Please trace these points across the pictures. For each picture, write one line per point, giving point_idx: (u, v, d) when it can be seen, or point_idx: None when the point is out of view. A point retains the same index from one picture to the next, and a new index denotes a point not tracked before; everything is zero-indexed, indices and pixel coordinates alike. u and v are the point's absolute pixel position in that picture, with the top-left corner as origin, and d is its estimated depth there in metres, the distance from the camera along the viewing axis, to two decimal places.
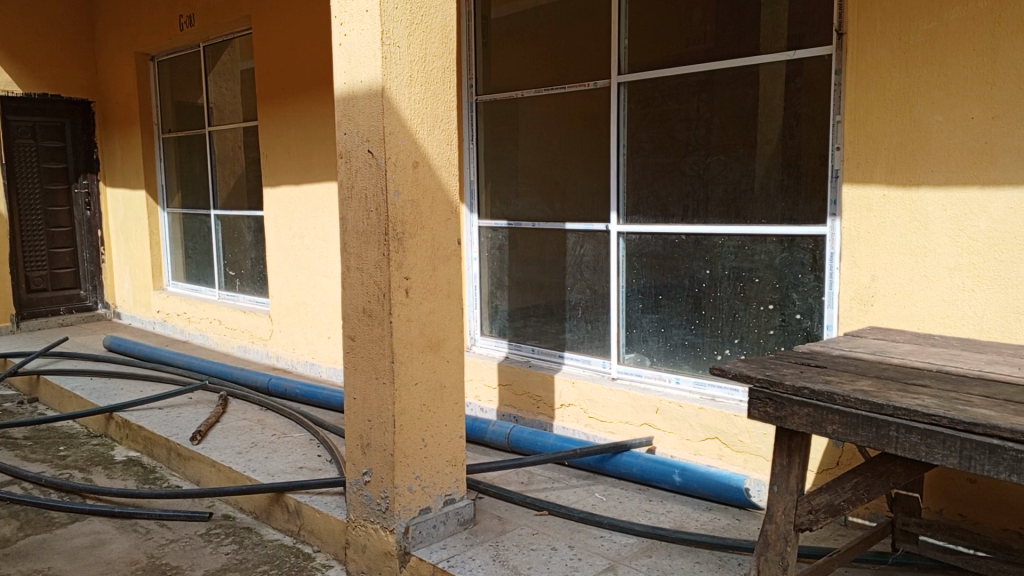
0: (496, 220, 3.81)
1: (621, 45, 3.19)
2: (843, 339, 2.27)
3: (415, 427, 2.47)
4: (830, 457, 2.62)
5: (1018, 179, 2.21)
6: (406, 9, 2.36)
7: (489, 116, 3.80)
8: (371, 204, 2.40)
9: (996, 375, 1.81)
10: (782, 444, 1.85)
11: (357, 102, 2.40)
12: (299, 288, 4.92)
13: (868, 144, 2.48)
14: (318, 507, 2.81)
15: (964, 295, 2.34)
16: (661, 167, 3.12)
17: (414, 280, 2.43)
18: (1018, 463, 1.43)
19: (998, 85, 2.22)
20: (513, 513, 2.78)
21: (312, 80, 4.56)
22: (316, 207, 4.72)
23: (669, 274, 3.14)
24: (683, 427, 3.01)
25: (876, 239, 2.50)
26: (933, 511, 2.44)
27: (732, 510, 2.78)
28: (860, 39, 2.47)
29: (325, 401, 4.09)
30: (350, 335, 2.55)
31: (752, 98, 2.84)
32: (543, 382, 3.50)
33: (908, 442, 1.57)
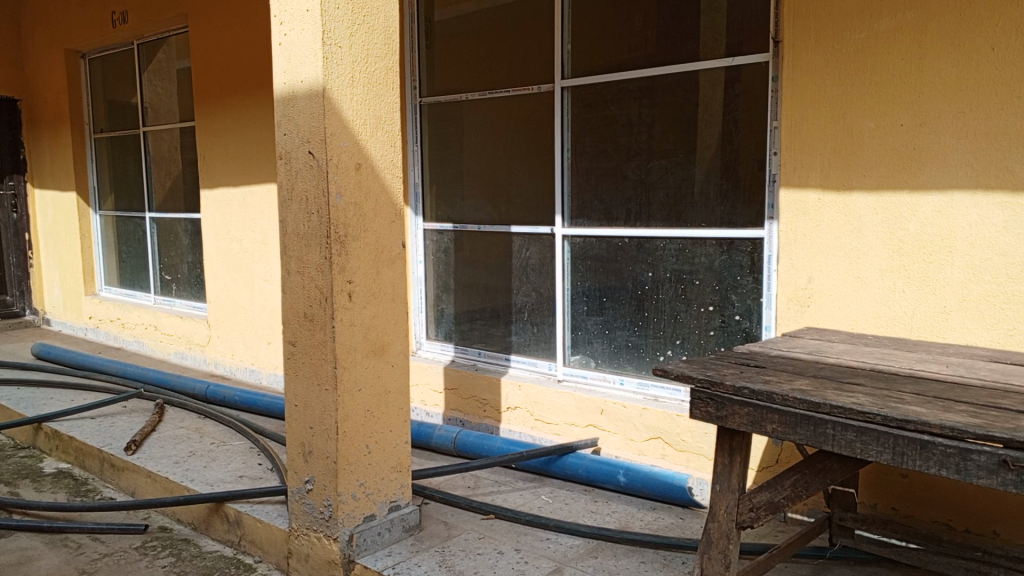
0: (441, 223, 3.79)
1: (564, 50, 3.21)
2: (781, 339, 2.31)
3: (358, 433, 2.44)
4: (769, 455, 2.68)
5: (944, 184, 2.29)
6: (347, 9, 2.33)
7: (433, 119, 3.78)
8: (312, 206, 2.36)
9: (927, 373, 1.87)
10: (723, 443, 1.89)
11: (297, 102, 2.36)
12: (238, 292, 4.81)
13: (804, 150, 2.54)
14: (259, 516, 2.75)
15: (895, 296, 2.42)
16: (604, 171, 3.15)
17: (357, 284, 2.39)
18: (948, 458, 1.48)
19: (926, 94, 2.30)
20: (459, 518, 2.76)
21: (251, 81, 4.47)
22: (255, 210, 4.62)
23: (613, 277, 3.17)
24: (626, 427, 3.04)
25: (811, 241, 2.57)
26: (867, 506, 2.51)
27: (676, 509, 2.81)
28: (795, 47, 2.54)
29: (266, 408, 4.00)
30: (291, 341, 2.50)
31: (692, 104, 2.88)
32: (489, 385, 3.50)
33: (845, 439, 1.62)
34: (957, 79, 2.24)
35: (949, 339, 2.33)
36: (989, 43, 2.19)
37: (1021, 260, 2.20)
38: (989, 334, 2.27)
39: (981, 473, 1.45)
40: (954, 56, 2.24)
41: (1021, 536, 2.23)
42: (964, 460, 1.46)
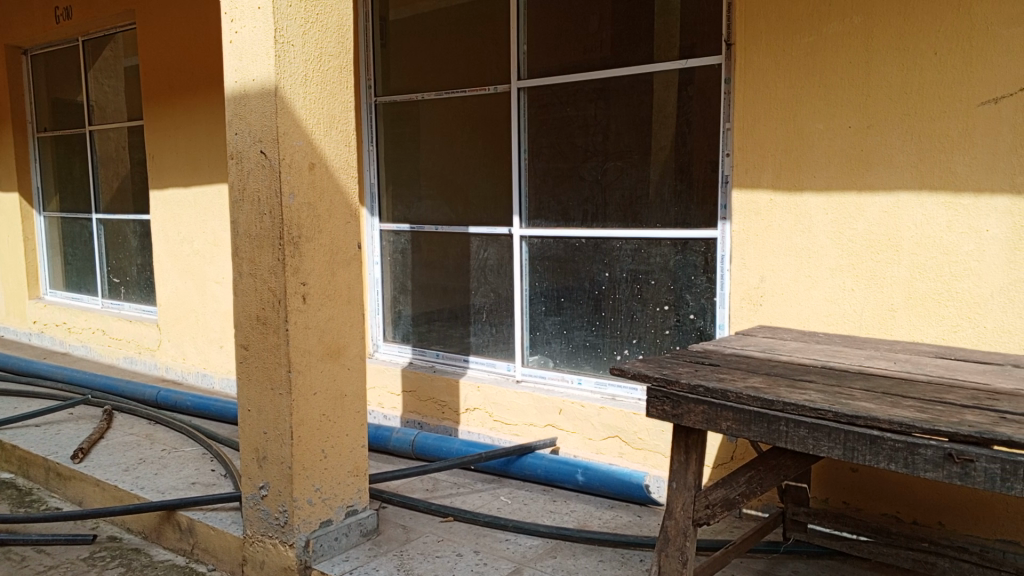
0: (398, 224, 3.76)
1: (519, 51, 3.21)
2: (735, 337, 2.35)
3: (314, 438, 2.40)
4: (724, 452, 2.72)
5: (890, 185, 2.35)
6: (299, 7, 2.29)
7: (389, 119, 3.75)
8: (264, 207, 2.32)
9: (875, 369, 1.92)
10: (679, 441, 1.90)
11: (249, 101, 2.31)
12: (189, 295, 4.71)
13: (756, 151, 2.58)
14: (212, 523, 2.69)
15: (844, 294, 2.47)
16: (561, 172, 3.16)
17: (312, 286, 2.36)
18: (896, 452, 1.51)
19: (872, 97, 2.35)
20: (417, 521, 2.74)
21: (202, 79, 4.38)
22: (207, 211, 4.53)
23: (570, 277, 3.18)
24: (585, 426, 3.05)
25: (763, 241, 2.61)
26: (819, 500, 2.56)
27: (633, 507, 2.83)
28: (747, 50, 2.58)
29: (218, 414, 3.93)
30: (243, 344, 2.46)
31: (647, 105, 2.90)
32: (447, 387, 3.48)
33: (797, 435, 1.64)
34: (902, 83, 2.30)
35: (896, 336, 2.39)
36: (931, 47, 2.25)
37: (962, 258, 2.27)
38: (934, 331, 2.33)
39: (927, 467, 1.48)
40: (899, 60, 2.30)
41: (965, 526, 2.30)
42: (911, 454, 1.50)
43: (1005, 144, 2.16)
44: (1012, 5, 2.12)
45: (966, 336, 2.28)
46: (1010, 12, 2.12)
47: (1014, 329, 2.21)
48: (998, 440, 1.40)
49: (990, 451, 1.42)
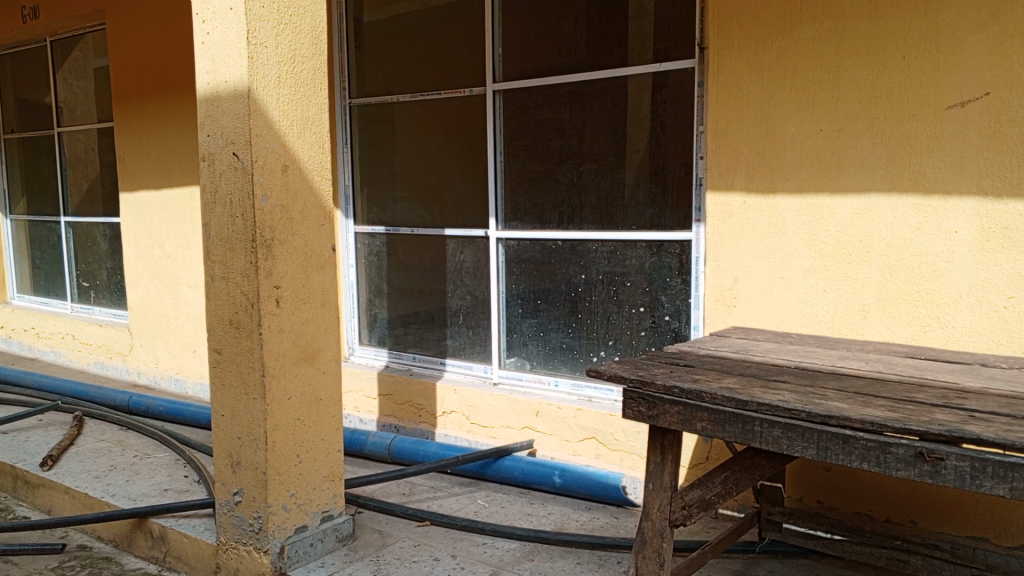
0: (373, 226, 3.75)
1: (494, 53, 3.21)
2: (710, 338, 2.36)
3: (288, 443, 2.38)
4: (700, 453, 2.74)
5: (861, 187, 2.38)
6: (272, 8, 2.28)
7: (364, 121, 3.73)
8: (236, 210, 2.29)
9: (848, 369, 1.94)
10: (656, 442, 1.91)
11: (221, 103, 2.29)
12: (160, 299, 4.65)
13: (729, 154, 2.61)
14: (185, 531, 2.65)
15: (817, 295, 2.50)
16: (537, 174, 3.16)
17: (285, 289, 2.34)
18: (868, 451, 1.53)
19: (843, 100, 2.38)
20: (393, 525, 2.72)
21: (174, 80, 4.32)
22: (179, 214, 4.47)
23: (547, 279, 3.18)
24: (562, 428, 3.05)
25: (737, 243, 2.63)
26: (794, 499, 2.58)
27: (610, 508, 2.84)
28: (720, 53, 2.60)
29: (191, 419, 3.88)
30: (216, 349, 2.43)
31: (621, 108, 2.91)
32: (424, 390, 3.46)
33: (771, 436, 1.65)
34: (872, 86, 2.33)
35: (868, 336, 2.42)
36: (900, 51, 2.28)
37: (932, 259, 2.30)
38: (905, 331, 2.36)
39: (899, 466, 1.50)
40: (869, 64, 2.33)
41: (936, 524, 2.34)
42: (883, 453, 1.51)
43: (973, 147, 2.19)
44: (977, 10, 2.16)
45: (936, 336, 2.32)
46: (976, 17, 2.16)
47: (982, 329, 2.25)
48: (968, 439, 1.42)
49: (959, 450, 1.44)
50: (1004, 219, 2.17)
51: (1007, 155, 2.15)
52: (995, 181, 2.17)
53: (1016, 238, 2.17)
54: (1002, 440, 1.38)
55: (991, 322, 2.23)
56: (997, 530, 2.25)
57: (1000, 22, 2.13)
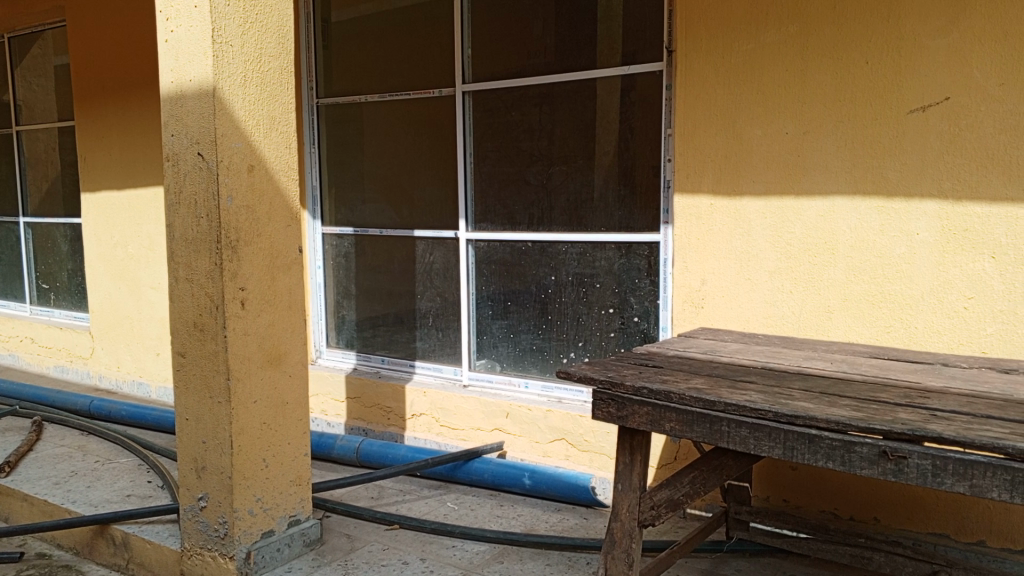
0: (341, 227, 3.72)
1: (464, 54, 3.20)
2: (678, 339, 2.38)
3: (254, 447, 2.35)
4: (668, 453, 2.75)
5: (827, 190, 2.41)
6: (238, 7, 2.25)
7: (332, 121, 3.70)
8: (201, 210, 2.26)
9: (813, 370, 1.96)
10: (625, 442, 1.92)
11: (185, 102, 2.25)
12: (123, 301, 4.56)
13: (696, 156, 2.63)
14: (148, 537, 2.59)
15: (783, 296, 2.53)
16: (506, 175, 3.16)
17: (251, 291, 2.31)
18: (833, 450, 1.55)
19: (808, 104, 2.41)
20: (362, 529, 2.70)
21: (137, 79, 4.25)
22: (142, 214, 4.39)
23: (517, 281, 3.18)
24: (531, 430, 3.05)
25: (704, 245, 2.65)
26: (761, 498, 2.61)
27: (580, 509, 2.84)
28: (687, 56, 2.62)
29: (155, 423, 3.81)
30: (180, 352, 2.39)
31: (590, 110, 2.92)
32: (393, 393, 3.44)
33: (739, 435, 1.67)
34: (836, 90, 2.36)
35: (832, 336, 2.45)
36: (863, 56, 2.32)
37: (895, 261, 2.34)
38: (868, 331, 2.40)
39: (864, 464, 1.52)
40: (833, 68, 2.36)
41: (899, 521, 2.38)
42: (848, 452, 1.53)
43: (934, 150, 2.24)
44: (937, 17, 2.20)
45: (898, 336, 2.36)
46: (936, 24, 2.21)
47: (943, 329, 2.29)
48: (929, 437, 1.44)
49: (922, 448, 1.46)
50: (964, 221, 2.22)
51: (967, 160, 2.19)
52: (955, 184, 2.22)
53: (975, 239, 2.22)
54: (962, 438, 1.41)
55: (951, 322, 2.28)
56: (957, 526, 2.29)
57: (959, 29, 2.18)
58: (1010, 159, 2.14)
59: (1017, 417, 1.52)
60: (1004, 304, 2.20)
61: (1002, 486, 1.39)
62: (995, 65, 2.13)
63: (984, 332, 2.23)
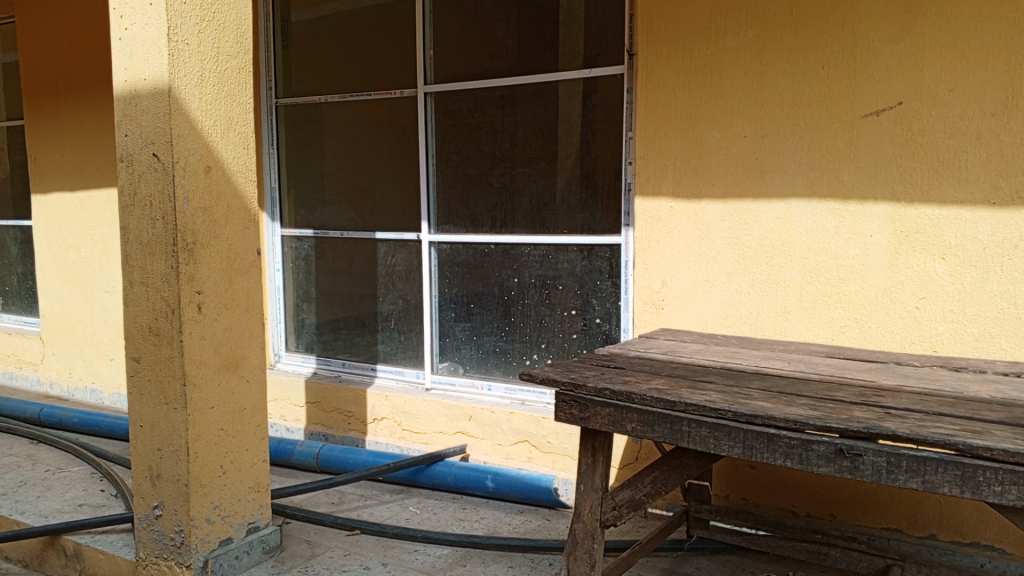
0: (301, 229, 3.67)
1: (426, 55, 3.18)
2: (638, 340, 2.39)
3: (212, 453, 2.31)
4: (630, 453, 2.77)
5: (783, 192, 2.45)
6: (194, 5, 2.21)
7: (291, 122, 3.66)
8: (156, 212, 2.21)
9: (771, 369, 1.99)
10: (587, 444, 1.92)
11: (140, 102, 2.21)
12: (75, 305, 4.45)
13: (656, 159, 2.65)
14: (101, 547, 2.52)
15: (741, 297, 2.56)
16: (469, 178, 3.15)
17: (207, 294, 2.27)
18: (791, 449, 1.58)
19: (765, 108, 2.45)
20: (323, 535, 2.66)
21: (89, 78, 4.15)
22: (95, 216, 4.29)
23: (480, 283, 3.17)
24: (494, 432, 3.05)
25: (664, 247, 2.68)
26: (721, 497, 2.64)
27: (543, 511, 2.85)
28: (648, 61, 2.64)
29: (108, 430, 3.72)
30: (134, 357, 2.33)
31: (552, 113, 2.93)
32: (354, 397, 3.40)
33: (699, 435, 1.68)
34: (793, 95, 2.41)
35: (790, 337, 2.50)
36: (819, 62, 2.36)
37: (850, 262, 2.39)
38: (825, 331, 2.44)
39: (820, 462, 1.55)
40: (790, 73, 2.40)
41: (854, 517, 2.42)
42: (805, 450, 1.56)
43: (887, 153, 2.29)
44: (889, 23, 2.26)
45: (854, 336, 2.40)
46: (889, 30, 2.26)
47: (896, 328, 2.34)
48: (884, 435, 1.47)
49: (876, 445, 1.49)
50: (916, 223, 2.27)
51: (919, 164, 2.25)
52: (907, 187, 2.27)
53: (926, 240, 2.27)
54: (915, 435, 1.44)
55: (904, 322, 2.33)
56: (910, 520, 2.34)
57: (911, 35, 2.23)
58: (959, 163, 2.20)
59: (967, 414, 1.57)
60: (953, 304, 2.26)
61: (953, 482, 1.42)
62: (945, 71, 2.19)
63: (935, 331, 2.29)
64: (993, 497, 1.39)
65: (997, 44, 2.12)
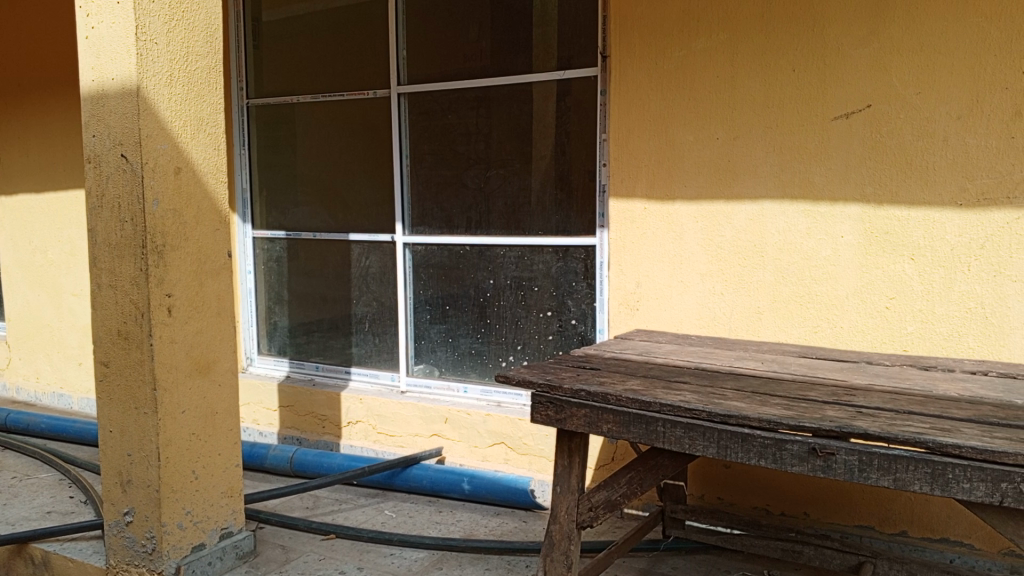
0: (273, 231, 3.64)
1: (399, 56, 3.17)
2: (613, 341, 2.40)
3: (183, 459, 2.28)
4: (606, 454, 2.78)
5: (755, 194, 2.48)
6: (163, 4, 2.18)
7: (263, 123, 3.62)
8: (125, 214, 2.18)
9: (744, 369, 2.01)
10: (563, 445, 1.92)
11: (107, 102, 2.17)
12: (41, 309, 4.37)
13: (630, 161, 2.66)
14: (71, 555, 2.47)
15: (715, 298, 2.58)
16: (443, 179, 3.14)
17: (178, 297, 2.23)
18: (765, 449, 1.59)
19: (738, 110, 2.47)
20: (297, 540, 2.64)
21: (56, 78, 4.08)
22: (61, 218, 4.21)
23: (455, 284, 3.16)
24: (470, 434, 3.04)
25: (639, 249, 2.69)
26: (696, 497, 2.65)
27: (519, 513, 2.85)
28: (621, 63, 2.65)
29: (76, 436, 3.65)
30: (103, 361, 2.29)
31: (526, 115, 2.93)
32: (328, 400, 3.37)
33: (674, 435, 1.69)
34: (764, 97, 2.43)
35: (763, 337, 2.52)
36: (790, 64, 2.39)
37: (821, 263, 2.41)
38: (797, 331, 2.47)
39: (794, 461, 1.56)
40: (762, 75, 2.43)
41: (827, 515, 2.45)
42: (779, 449, 1.57)
43: (856, 155, 2.32)
44: (858, 27, 2.29)
45: (825, 336, 2.43)
46: (858, 34, 2.29)
47: (867, 328, 2.37)
48: (856, 434, 1.49)
49: (848, 444, 1.51)
50: (885, 224, 2.31)
51: (888, 165, 2.28)
52: (876, 189, 2.30)
53: (895, 241, 2.30)
54: (887, 434, 1.46)
55: (874, 322, 2.36)
56: (881, 517, 2.38)
57: (879, 39, 2.26)
58: (927, 165, 2.23)
59: (936, 412, 1.59)
60: (922, 304, 2.29)
61: (923, 480, 1.44)
62: (913, 74, 2.23)
63: (905, 331, 2.32)
64: (963, 494, 1.41)
65: (963, 49, 2.16)
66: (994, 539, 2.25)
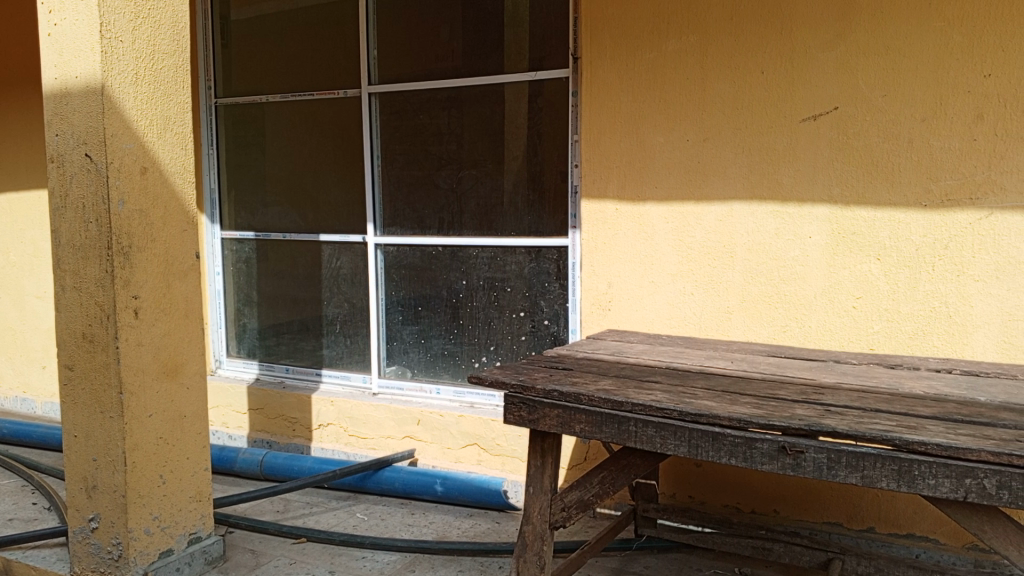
0: (242, 232, 3.60)
1: (370, 55, 3.15)
2: (586, 341, 2.41)
3: (150, 463, 2.24)
4: (578, 454, 2.79)
5: (725, 196, 2.50)
6: (128, 2, 2.14)
7: (231, 122, 3.58)
8: (90, 214, 2.14)
9: (715, 369, 2.02)
10: (535, 445, 1.93)
11: (71, 100, 2.13)
12: (3, 311, 4.27)
13: (602, 162, 2.67)
14: (34, 563, 2.41)
15: (685, 298, 2.60)
16: (415, 180, 3.13)
17: (144, 298, 2.20)
18: (735, 447, 1.60)
19: (708, 112, 2.49)
20: (267, 544, 2.61)
21: (17, 74, 3.99)
22: (24, 218, 4.12)
23: (427, 285, 3.15)
24: (443, 436, 3.04)
25: (610, 250, 2.70)
26: (667, 496, 2.67)
27: (492, 514, 2.84)
28: (593, 64, 2.66)
29: (40, 441, 3.57)
30: (67, 365, 2.25)
31: (498, 115, 2.93)
32: (298, 403, 3.34)
33: (646, 435, 1.70)
34: (734, 99, 2.45)
35: (732, 336, 2.54)
36: (759, 66, 2.41)
37: (790, 263, 2.44)
38: (766, 331, 2.49)
39: (764, 459, 1.58)
40: (731, 77, 2.45)
41: (796, 512, 2.48)
42: (749, 448, 1.59)
43: (824, 157, 2.35)
44: (826, 30, 2.31)
45: (794, 336, 2.46)
46: (825, 37, 2.32)
47: (835, 328, 2.41)
48: (824, 432, 1.51)
49: (817, 442, 1.53)
50: (852, 225, 2.34)
51: (854, 167, 2.32)
52: (843, 190, 2.34)
53: (861, 242, 2.34)
54: (854, 432, 1.48)
55: (841, 321, 2.39)
56: (849, 514, 2.41)
57: (845, 42, 2.29)
58: (893, 166, 2.27)
59: (902, 410, 1.62)
60: (889, 304, 2.33)
61: (890, 477, 1.46)
62: (878, 77, 2.26)
63: (872, 330, 2.36)
64: (928, 490, 1.43)
65: (927, 53, 2.20)
66: (958, 534, 2.29)
